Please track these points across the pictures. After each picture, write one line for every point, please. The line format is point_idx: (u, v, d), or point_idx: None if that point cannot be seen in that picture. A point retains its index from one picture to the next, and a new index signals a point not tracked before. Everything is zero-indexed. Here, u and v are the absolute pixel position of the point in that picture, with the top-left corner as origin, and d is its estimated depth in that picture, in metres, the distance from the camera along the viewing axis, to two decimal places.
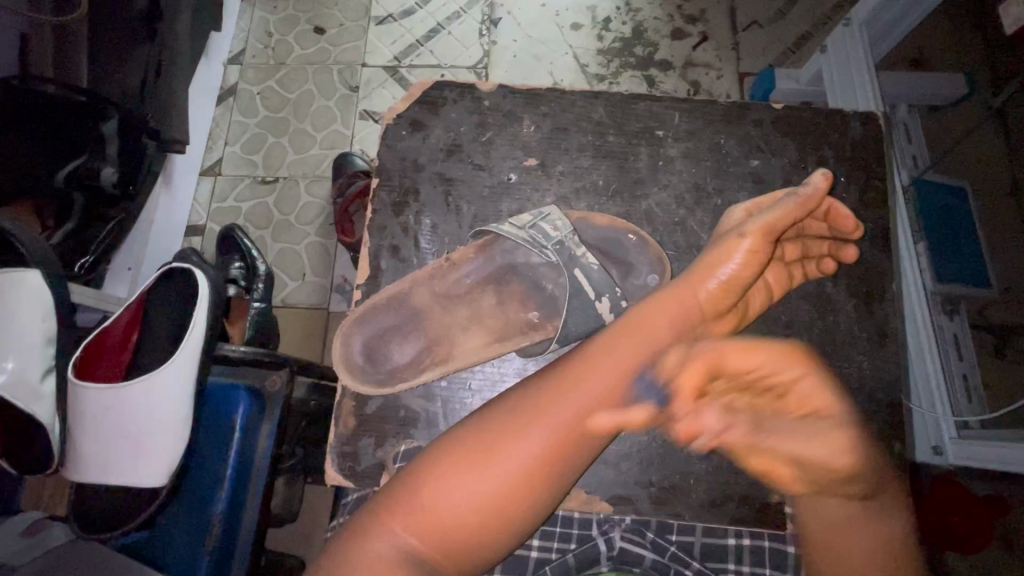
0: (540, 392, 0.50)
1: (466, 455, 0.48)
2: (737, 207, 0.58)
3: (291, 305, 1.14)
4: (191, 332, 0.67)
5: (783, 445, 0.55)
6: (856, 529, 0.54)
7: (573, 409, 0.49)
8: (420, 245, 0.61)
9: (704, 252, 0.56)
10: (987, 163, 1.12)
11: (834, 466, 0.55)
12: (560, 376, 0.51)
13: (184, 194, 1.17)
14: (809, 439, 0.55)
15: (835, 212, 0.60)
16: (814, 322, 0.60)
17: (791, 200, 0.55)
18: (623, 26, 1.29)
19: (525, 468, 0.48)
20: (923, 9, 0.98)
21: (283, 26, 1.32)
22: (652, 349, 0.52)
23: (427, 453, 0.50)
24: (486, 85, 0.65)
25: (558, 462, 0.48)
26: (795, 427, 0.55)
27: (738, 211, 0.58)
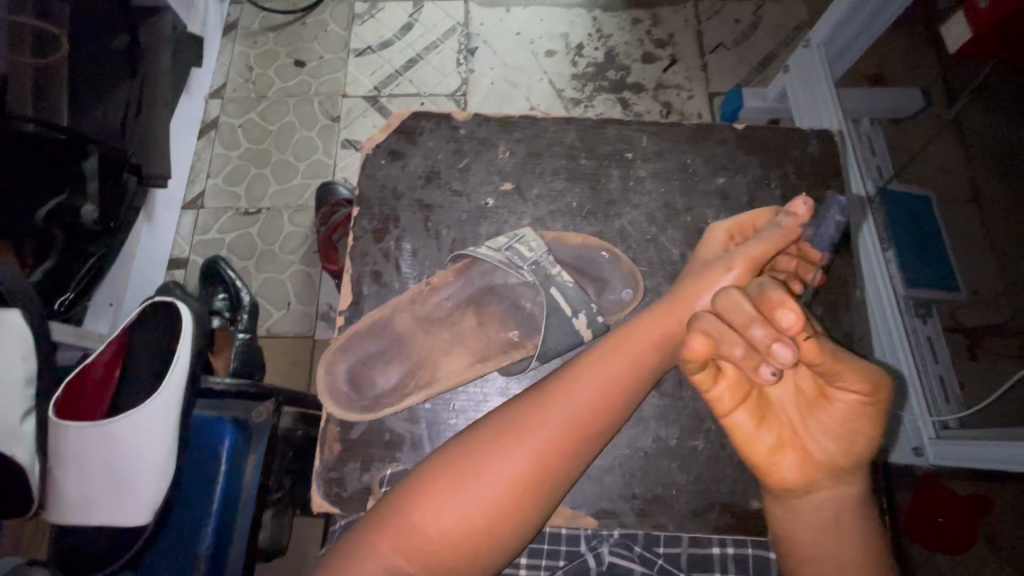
0: (527, 406, 0.51)
1: (454, 472, 0.48)
2: (723, 226, 0.57)
3: (276, 334, 1.13)
4: (176, 365, 0.67)
5: (828, 429, 0.48)
6: (835, 537, 0.50)
7: (562, 425, 0.50)
8: (401, 269, 0.62)
9: (689, 278, 0.54)
10: (945, 173, 1.19)
11: (850, 448, 0.49)
12: (548, 391, 0.51)
13: (165, 226, 1.17)
14: (841, 424, 0.49)
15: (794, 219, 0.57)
16: None
17: (772, 232, 0.52)
18: (595, 51, 1.34)
19: (510, 486, 0.48)
20: (864, 42, 1.05)
21: (264, 60, 1.35)
22: (643, 363, 0.52)
23: (413, 475, 0.50)
24: (461, 114, 0.67)
25: (541, 482, 0.49)
26: (819, 407, 0.49)
27: (722, 230, 0.56)
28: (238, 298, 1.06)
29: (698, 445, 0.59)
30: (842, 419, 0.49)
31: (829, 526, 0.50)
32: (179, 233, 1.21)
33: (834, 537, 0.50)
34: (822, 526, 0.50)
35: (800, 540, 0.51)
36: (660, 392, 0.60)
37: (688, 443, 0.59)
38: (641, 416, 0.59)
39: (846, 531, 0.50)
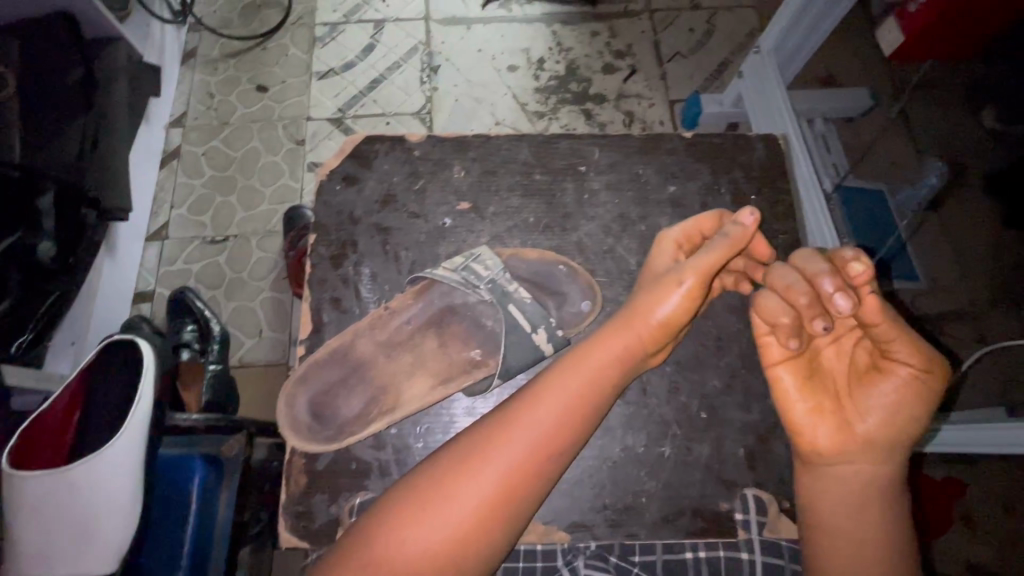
0: (492, 428, 0.51)
1: (419, 499, 0.48)
2: (673, 234, 0.57)
3: (249, 363, 1.11)
4: (138, 406, 0.65)
5: (879, 399, 0.49)
6: (856, 512, 0.50)
7: (529, 444, 0.49)
8: (361, 294, 0.62)
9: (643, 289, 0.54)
10: (898, 166, 1.24)
11: (900, 423, 0.49)
12: (513, 412, 0.51)
13: (129, 260, 1.14)
14: (893, 400, 0.49)
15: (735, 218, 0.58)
16: (742, 333, 0.63)
17: (722, 242, 0.51)
18: (557, 64, 1.37)
19: (481, 508, 0.47)
20: (812, 43, 1.09)
21: (224, 86, 1.34)
22: (604, 380, 0.52)
23: (381, 503, 0.49)
24: (415, 136, 0.68)
25: (512, 501, 0.48)
26: (868, 381, 0.50)
27: (672, 238, 0.57)
28: (207, 329, 1.04)
29: (665, 452, 0.59)
30: (897, 399, 0.48)
31: (852, 499, 0.50)
32: (143, 265, 1.18)
33: (857, 512, 0.50)
34: (846, 500, 0.51)
35: (823, 515, 0.52)
36: (625, 402, 0.61)
37: (655, 451, 0.59)
38: (607, 426, 0.60)
39: (870, 507, 0.50)
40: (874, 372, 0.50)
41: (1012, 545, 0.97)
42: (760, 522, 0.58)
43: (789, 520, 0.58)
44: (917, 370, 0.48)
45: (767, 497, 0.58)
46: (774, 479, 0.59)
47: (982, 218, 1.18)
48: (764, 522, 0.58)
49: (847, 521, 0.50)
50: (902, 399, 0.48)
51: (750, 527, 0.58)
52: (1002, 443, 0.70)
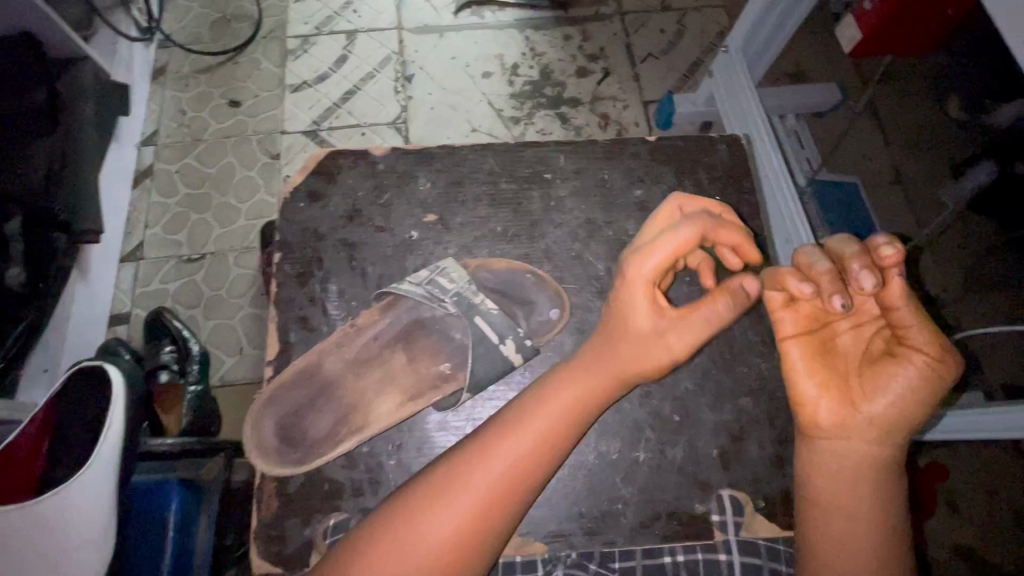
0: (498, 435, 0.50)
1: (424, 504, 0.47)
2: (654, 260, 0.50)
3: (231, 383, 1.09)
4: (107, 432, 0.64)
5: (888, 386, 0.49)
6: (856, 492, 0.50)
7: (529, 450, 0.50)
8: (329, 310, 0.61)
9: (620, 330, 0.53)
10: (870, 158, 1.26)
11: (903, 410, 0.49)
12: (517, 419, 0.51)
13: (104, 283, 1.12)
14: (902, 387, 0.48)
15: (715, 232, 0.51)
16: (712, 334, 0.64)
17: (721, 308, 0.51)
18: (531, 69, 1.37)
19: (466, 521, 0.47)
20: (779, 41, 1.09)
21: (196, 103, 1.32)
22: (601, 393, 0.53)
23: (389, 505, 0.49)
24: (379, 149, 0.68)
25: (498, 514, 0.48)
26: (878, 367, 0.50)
27: (649, 268, 0.51)
28: (186, 348, 1.02)
29: (640, 457, 0.59)
30: (903, 386, 0.48)
31: (849, 477, 0.51)
32: (118, 287, 1.15)
33: (854, 491, 0.50)
34: (844, 477, 0.51)
35: (819, 493, 0.52)
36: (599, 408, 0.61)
37: (630, 456, 0.59)
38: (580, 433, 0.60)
39: (868, 487, 0.50)
40: (888, 357, 0.50)
41: (995, 528, 0.98)
42: (736, 522, 0.58)
43: (765, 518, 0.58)
44: (929, 359, 0.48)
45: (743, 497, 0.59)
46: (749, 478, 0.59)
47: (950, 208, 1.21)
48: (740, 522, 0.58)
49: (843, 500, 0.51)
50: (908, 385, 0.48)
51: (726, 527, 0.58)
52: (973, 428, 0.73)
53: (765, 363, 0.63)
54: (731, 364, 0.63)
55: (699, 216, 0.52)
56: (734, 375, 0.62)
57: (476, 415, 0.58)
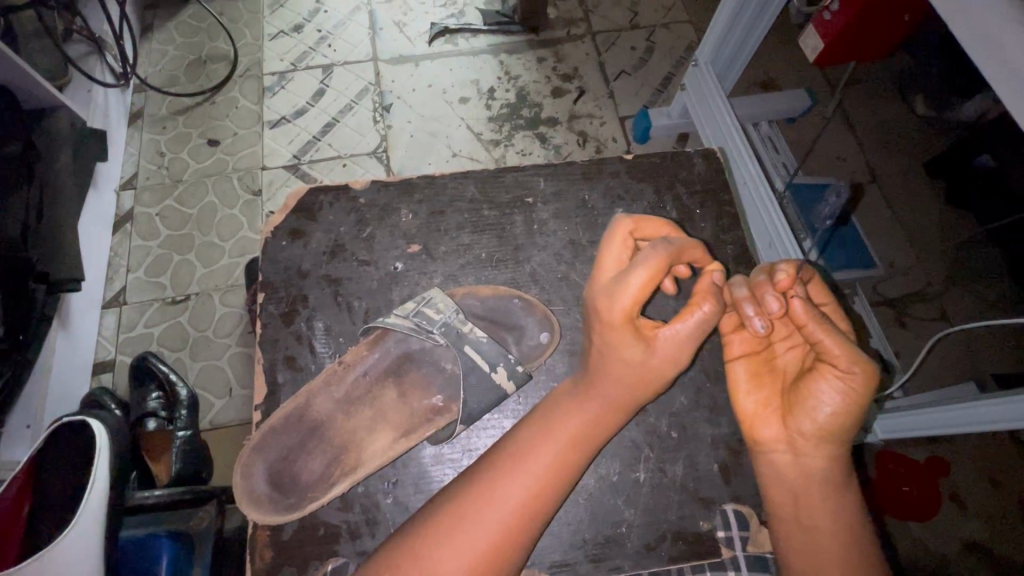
0: (481, 475, 0.49)
1: (410, 557, 0.45)
2: (628, 295, 0.47)
3: (222, 426, 1.07)
4: (94, 482, 0.64)
5: (819, 402, 0.48)
6: (815, 503, 0.50)
7: (519, 497, 0.47)
8: (316, 349, 0.61)
9: (609, 361, 0.50)
10: (845, 159, 1.29)
11: (835, 422, 0.48)
12: (505, 457, 0.49)
13: (87, 331, 1.09)
14: (829, 401, 0.47)
15: (679, 254, 0.48)
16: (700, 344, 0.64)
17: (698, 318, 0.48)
18: (507, 92, 1.39)
19: (476, 561, 0.45)
20: (745, 55, 1.12)
21: (174, 144, 1.32)
22: (599, 428, 0.51)
23: (375, 560, 0.47)
24: (358, 184, 0.68)
25: (501, 559, 0.46)
26: (805, 382, 0.49)
27: (624, 304, 0.47)
28: (173, 394, 1.00)
29: (640, 476, 0.59)
30: (833, 399, 0.47)
31: (805, 489, 0.50)
32: (101, 334, 1.13)
33: (814, 503, 0.50)
34: (797, 489, 0.50)
35: (780, 507, 0.52)
36: None
37: (630, 476, 0.59)
38: None
39: (823, 498, 0.50)
40: (812, 369, 0.49)
41: (1002, 520, 0.98)
42: (742, 538, 0.57)
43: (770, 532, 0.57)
44: (844, 368, 0.46)
45: (746, 510, 0.58)
46: (751, 491, 0.58)
47: (929, 205, 1.23)
48: (746, 537, 0.57)
49: (805, 514, 0.50)
50: (837, 397, 0.47)
51: (732, 543, 0.57)
52: (958, 423, 0.74)
53: None
54: (722, 376, 0.62)
55: (659, 244, 0.48)
56: (727, 385, 0.62)
57: (472, 446, 0.58)
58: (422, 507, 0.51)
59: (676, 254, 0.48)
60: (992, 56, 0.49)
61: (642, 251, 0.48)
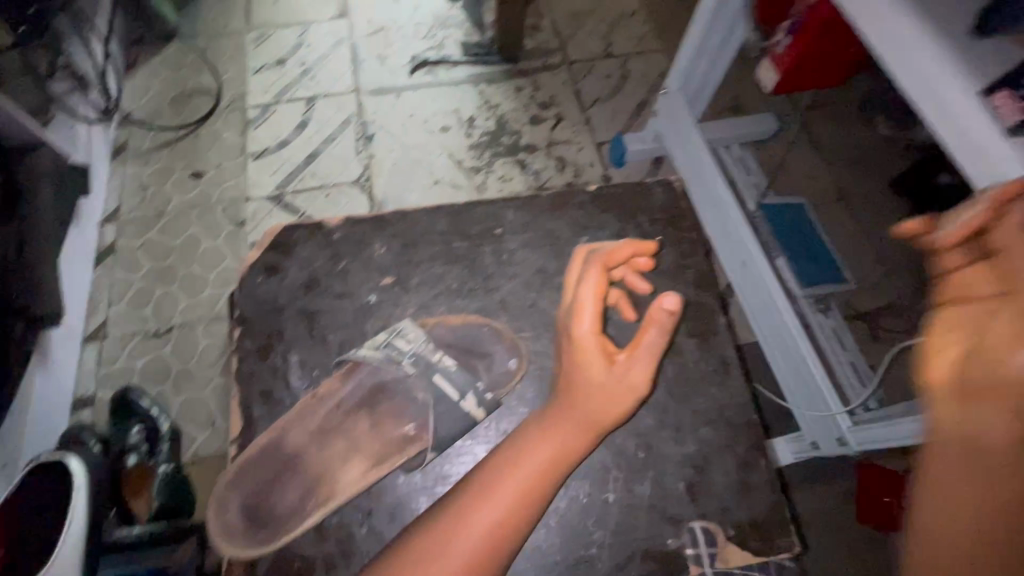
0: (455, 500, 0.50)
1: None
2: (586, 313, 0.55)
3: (204, 458, 1.06)
4: (72, 522, 0.64)
5: None
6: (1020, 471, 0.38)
7: (492, 522, 0.49)
8: (292, 381, 0.62)
9: (578, 385, 0.53)
10: (812, 179, 1.34)
11: None
12: (479, 482, 0.51)
13: (67, 367, 1.09)
14: None
15: (612, 257, 0.59)
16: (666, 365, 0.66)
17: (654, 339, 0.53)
18: (487, 121, 1.43)
19: None
20: (712, 86, 1.14)
21: (157, 177, 1.34)
22: (571, 453, 0.52)
23: None
24: (333, 220, 0.70)
25: None
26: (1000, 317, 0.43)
27: (585, 325, 0.55)
28: (154, 428, 1.00)
29: (610, 497, 0.60)
30: None
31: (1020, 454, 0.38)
32: (81, 370, 1.13)
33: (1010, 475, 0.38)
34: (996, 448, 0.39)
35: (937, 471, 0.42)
36: None
37: (601, 497, 0.60)
38: None
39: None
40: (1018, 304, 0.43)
41: None
42: (710, 554, 0.58)
43: (737, 547, 0.59)
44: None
45: (714, 526, 0.59)
46: (718, 507, 0.60)
47: (894, 221, 1.28)
48: (714, 553, 0.58)
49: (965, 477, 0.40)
50: None
51: (702, 560, 0.58)
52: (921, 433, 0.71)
53: (719, 391, 0.65)
54: (688, 396, 0.64)
55: (593, 260, 0.58)
56: (693, 405, 0.64)
57: (444, 473, 0.58)
58: (400, 533, 0.52)
59: (609, 258, 0.58)
60: (922, 89, 0.53)
61: (583, 268, 0.58)
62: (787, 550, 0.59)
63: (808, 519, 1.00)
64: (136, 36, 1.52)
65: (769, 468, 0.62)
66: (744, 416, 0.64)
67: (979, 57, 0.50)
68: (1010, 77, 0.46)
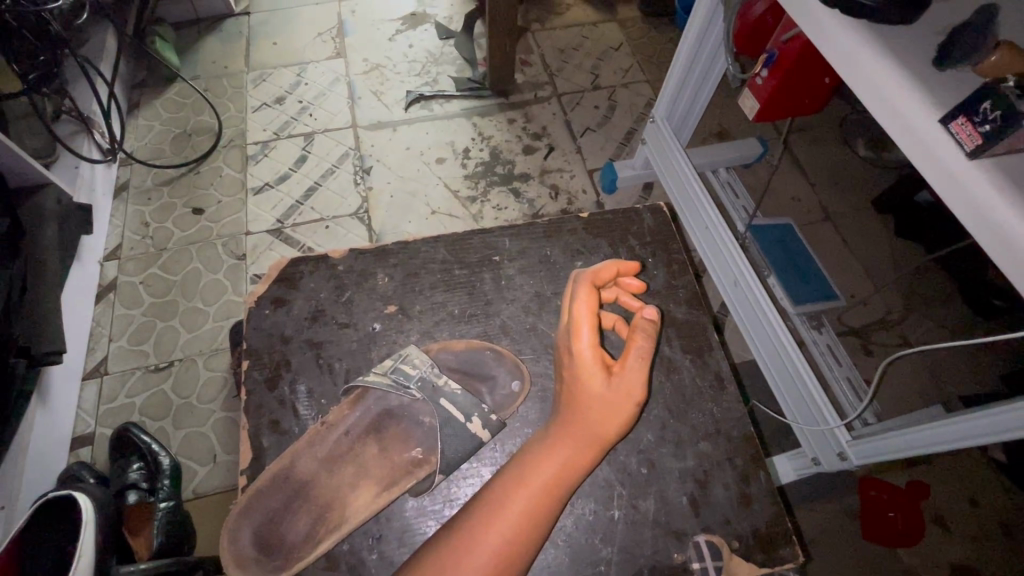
0: (467, 518, 0.51)
1: None
2: (585, 326, 0.56)
3: (206, 493, 1.05)
4: (80, 557, 0.64)
5: None
6: None
7: (503, 538, 0.49)
8: (299, 411, 0.63)
9: (579, 399, 0.55)
10: (798, 199, 1.38)
11: None
12: (489, 499, 0.52)
13: (67, 405, 1.09)
14: None
15: (598, 275, 0.61)
16: (663, 384, 0.67)
17: (642, 345, 0.56)
18: (481, 151, 1.48)
19: None
20: (696, 113, 1.19)
21: (160, 214, 1.36)
22: (577, 467, 0.53)
23: None
24: (336, 252, 0.72)
25: None
26: None
27: (584, 337, 0.56)
28: (155, 464, 0.99)
29: (615, 514, 0.60)
30: None
31: None
32: (82, 407, 1.12)
33: None
34: None
35: None
36: None
37: (606, 515, 0.60)
38: None
39: None
40: None
41: (985, 540, 1.00)
42: (717, 567, 0.58)
43: (743, 559, 0.59)
44: None
45: (718, 540, 0.60)
46: (721, 520, 0.61)
47: (879, 237, 1.32)
48: (720, 566, 0.58)
49: None
50: None
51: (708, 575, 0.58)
52: (924, 443, 0.71)
53: (716, 406, 0.66)
54: (686, 412, 0.66)
55: (584, 279, 0.60)
56: (692, 421, 0.65)
57: (452, 496, 0.59)
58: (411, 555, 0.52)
59: (596, 276, 0.61)
60: (892, 117, 0.57)
61: (575, 287, 0.60)
62: (791, 560, 0.60)
63: (814, 536, 1.00)
64: (138, 79, 1.57)
65: (768, 482, 0.63)
66: (741, 430, 0.65)
67: (941, 89, 0.54)
68: (964, 106, 0.49)
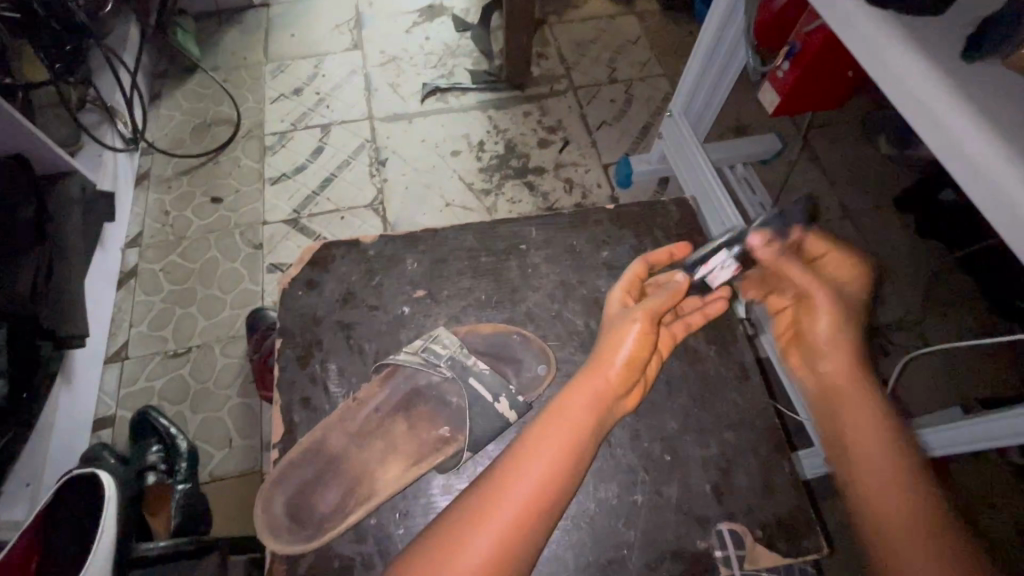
0: (493, 474, 0.52)
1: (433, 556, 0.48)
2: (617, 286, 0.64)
3: (223, 477, 1.07)
4: (104, 534, 0.67)
5: None
6: None
7: (530, 490, 0.50)
8: (330, 389, 0.64)
9: (598, 355, 0.58)
10: (819, 195, 1.37)
11: None
12: (515, 456, 0.53)
13: (90, 386, 1.11)
14: None
15: (649, 253, 0.68)
16: (688, 373, 0.68)
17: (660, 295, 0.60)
18: (496, 144, 1.48)
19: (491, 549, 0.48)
20: (714, 107, 1.18)
21: (179, 202, 1.38)
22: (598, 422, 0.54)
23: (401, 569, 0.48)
24: (368, 237, 0.73)
25: (514, 549, 0.48)
26: None
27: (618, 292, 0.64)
28: (174, 447, 1.01)
29: (638, 498, 0.61)
30: None
31: None
32: (103, 389, 1.15)
33: None
34: None
35: None
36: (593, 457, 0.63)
37: (628, 499, 0.61)
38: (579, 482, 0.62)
39: None
40: None
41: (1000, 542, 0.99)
42: (739, 557, 0.58)
43: (764, 547, 0.59)
44: None
45: (741, 528, 0.60)
46: (743, 506, 0.61)
47: (899, 235, 1.31)
48: (743, 555, 0.58)
49: None
50: None
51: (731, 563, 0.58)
52: (951, 444, 0.70)
53: (739, 396, 0.67)
54: (710, 400, 0.66)
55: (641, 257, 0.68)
56: (715, 410, 0.66)
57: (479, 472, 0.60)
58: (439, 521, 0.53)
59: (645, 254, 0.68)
60: (914, 109, 0.57)
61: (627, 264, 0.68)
62: (815, 550, 0.60)
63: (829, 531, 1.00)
64: (161, 69, 1.59)
65: (789, 472, 0.63)
66: (766, 420, 0.66)
67: (971, 80, 0.54)
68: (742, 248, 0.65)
